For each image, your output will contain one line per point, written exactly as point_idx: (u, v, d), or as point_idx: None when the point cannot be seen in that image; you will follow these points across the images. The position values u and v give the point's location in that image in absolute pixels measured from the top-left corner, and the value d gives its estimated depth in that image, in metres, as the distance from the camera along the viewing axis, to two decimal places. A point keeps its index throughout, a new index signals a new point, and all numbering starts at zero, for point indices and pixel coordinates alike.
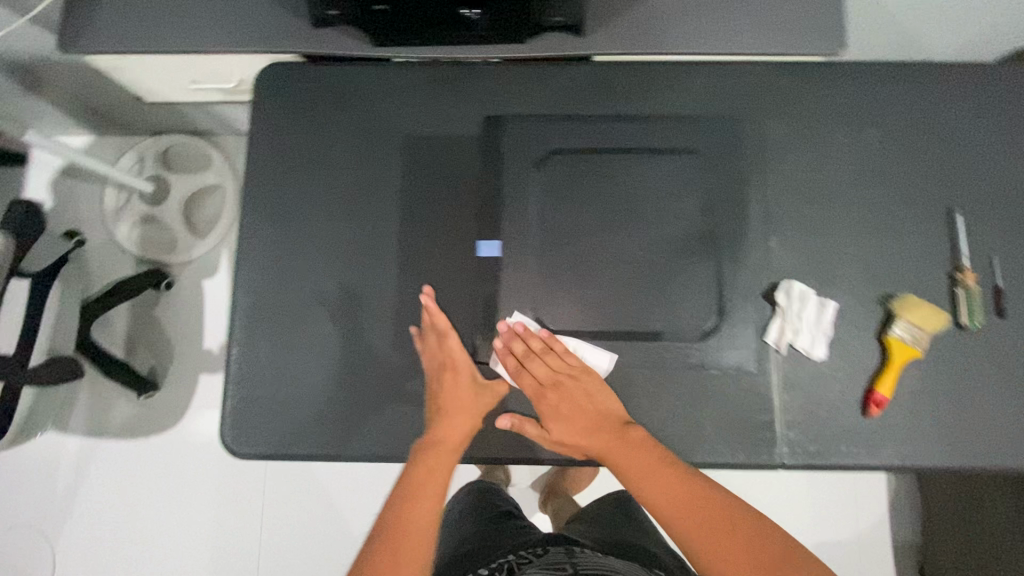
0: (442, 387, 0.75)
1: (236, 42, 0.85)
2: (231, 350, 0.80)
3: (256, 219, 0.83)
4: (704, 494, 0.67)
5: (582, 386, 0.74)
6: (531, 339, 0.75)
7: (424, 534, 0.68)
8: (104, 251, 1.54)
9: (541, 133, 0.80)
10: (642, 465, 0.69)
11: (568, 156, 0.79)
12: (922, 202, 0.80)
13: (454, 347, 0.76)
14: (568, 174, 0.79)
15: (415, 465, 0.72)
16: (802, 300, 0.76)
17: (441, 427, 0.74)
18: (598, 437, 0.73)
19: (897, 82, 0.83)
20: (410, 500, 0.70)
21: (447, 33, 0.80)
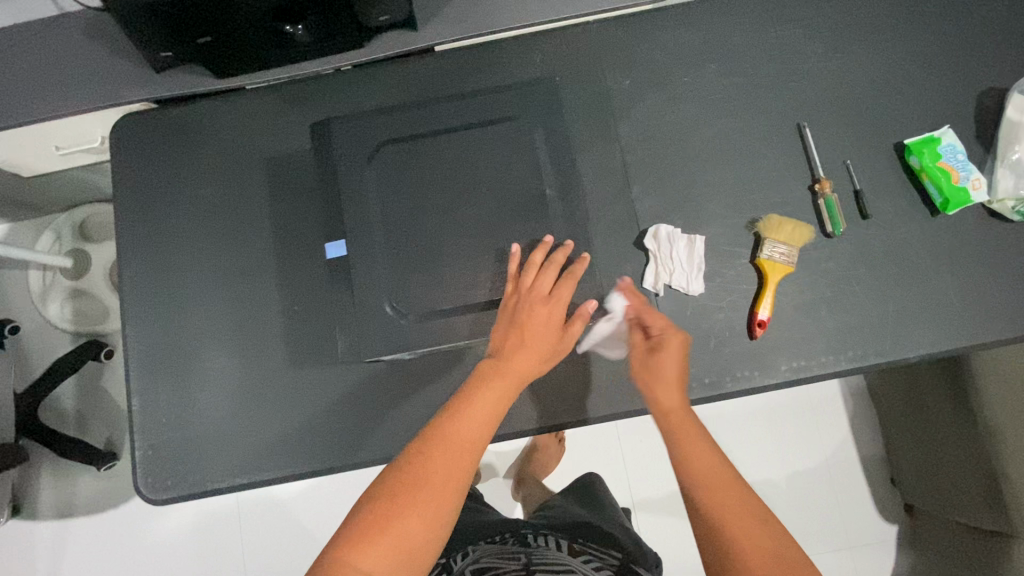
0: (539, 314, 0.64)
1: (89, 96, 0.86)
2: (138, 402, 0.80)
3: (137, 268, 0.84)
4: (736, 485, 0.65)
5: (676, 357, 0.71)
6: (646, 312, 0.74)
7: (475, 440, 0.62)
8: (41, 331, 1.54)
9: (365, 129, 0.68)
10: (699, 446, 0.67)
11: (396, 147, 0.68)
12: (771, 128, 0.83)
13: (567, 292, 0.64)
14: (402, 168, 0.67)
15: (476, 384, 0.64)
16: (671, 239, 0.78)
17: (518, 358, 0.64)
18: (676, 403, 0.70)
19: (727, 13, 0.85)
20: (463, 425, 0.62)
21: (283, 54, 0.82)
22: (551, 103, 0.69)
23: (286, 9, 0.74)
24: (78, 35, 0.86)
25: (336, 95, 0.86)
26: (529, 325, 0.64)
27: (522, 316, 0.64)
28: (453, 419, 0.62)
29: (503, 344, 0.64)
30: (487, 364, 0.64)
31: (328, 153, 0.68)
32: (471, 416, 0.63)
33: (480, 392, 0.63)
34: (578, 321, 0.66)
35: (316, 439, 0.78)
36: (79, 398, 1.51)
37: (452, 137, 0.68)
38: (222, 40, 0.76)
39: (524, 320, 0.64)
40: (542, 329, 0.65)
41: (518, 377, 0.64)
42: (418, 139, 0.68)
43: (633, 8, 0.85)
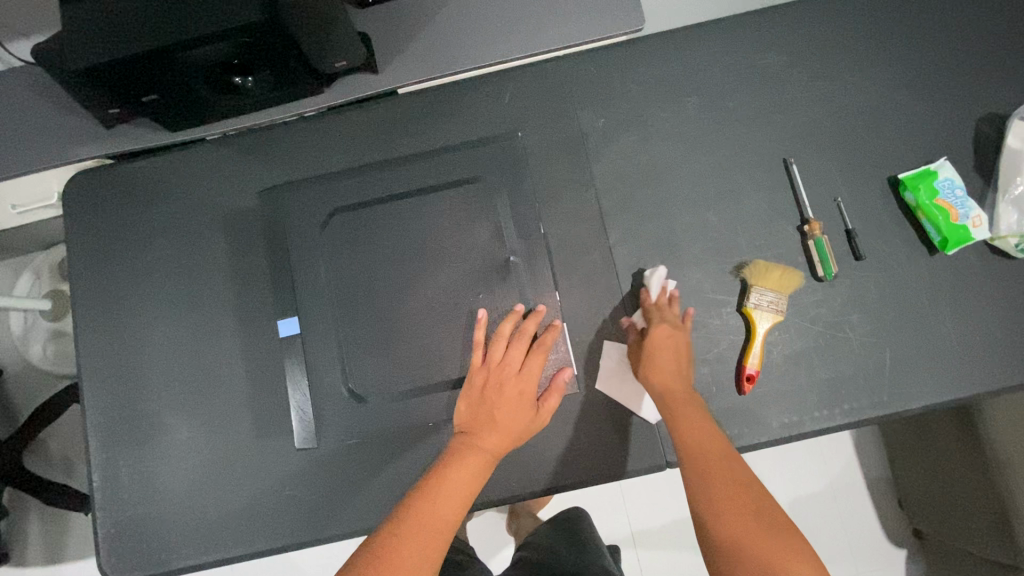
0: (509, 390, 0.60)
1: (35, 155, 0.82)
2: (97, 477, 0.77)
3: (94, 335, 0.80)
4: (732, 455, 0.63)
5: (674, 340, 0.69)
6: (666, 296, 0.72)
7: (448, 523, 0.56)
8: (25, 374, 1.51)
9: (318, 197, 0.66)
10: (694, 418, 0.66)
11: (349, 214, 0.65)
12: (754, 165, 0.78)
13: (538, 366, 0.61)
14: (354, 236, 0.64)
15: (447, 462, 0.59)
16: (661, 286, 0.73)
17: (489, 431, 0.59)
18: (672, 380, 0.68)
19: (706, 42, 0.80)
20: (437, 503, 0.56)
21: (238, 105, 0.78)
22: (511, 160, 0.66)
23: (231, 63, 0.70)
24: (23, 93, 0.82)
25: (297, 145, 0.82)
26: (500, 397, 0.59)
27: (492, 393, 0.60)
28: (425, 497, 0.56)
29: (473, 420, 0.60)
30: (459, 441, 0.60)
31: (279, 221, 0.65)
32: (445, 493, 0.57)
33: (454, 468, 0.58)
34: (552, 395, 0.62)
35: (284, 514, 0.74)
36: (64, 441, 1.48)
37: (410, 200, 0.65)
38: (167, 96, 0.73)
39: (496, 396, 0.60)
40: (512, 405, 0.60)
41: (491, 454, 0.59)
42: (373, 205, 0.65)
43: (603, 42, 0.80)
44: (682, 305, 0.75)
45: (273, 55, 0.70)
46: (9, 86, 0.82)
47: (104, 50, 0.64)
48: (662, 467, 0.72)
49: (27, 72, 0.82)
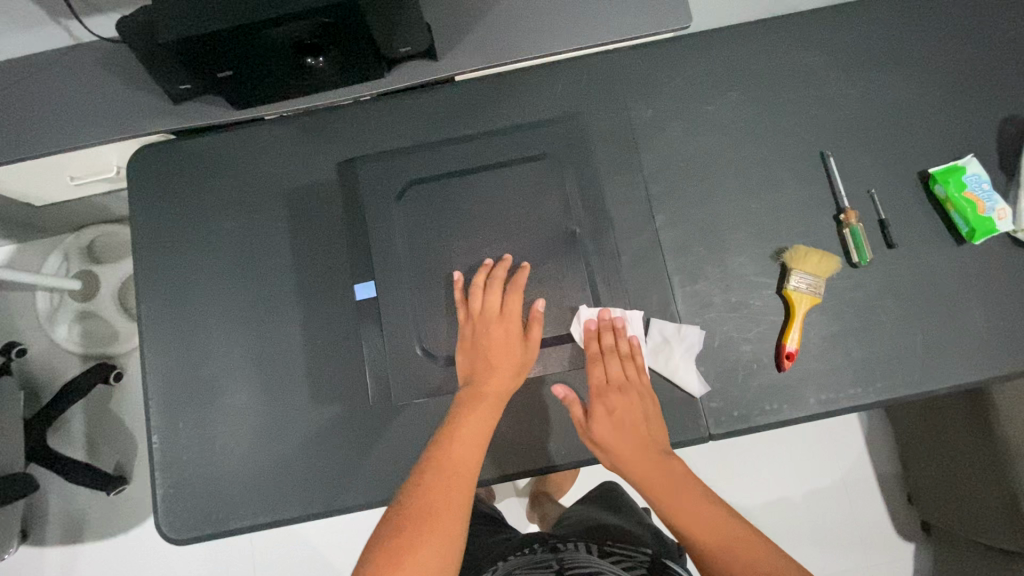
0: (495, 333, 0.66)
1: (103, 127, 0.85)
2: (156, 439, 0.79)
3: (155, 302, 0.83)
4: (739, 538, 0.64)
5: (640, 401, 0.70)
6: (610, 332, 0.70)
7: (466, 466, 0.62)
8: (50, 354, 1.52)
9: (394, 167, 0.72)
10: (685, 502, 0.66)
11: (421, 186, 0.71)
12: (792, 157, 0.82)
13: (516, 301, 0.67)
14: (425, 205, 0.71)
15: (457, 413, 0.65)
16: (586, 324, 0.70)
17: (491, 374, 0.65)
18: (642, 460, 0.68)
19: (749, 41, 0.85)
20: (454, 447, 0.63)
21: (306, 86, 0.81)
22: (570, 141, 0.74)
23: (305, 42, 0.73)
24: (95, 68, 0.85)
25: (356, 125, 0.85)
26: (492, 342, 0.66)
27: (482, 340, 0.66)
28: (444, 449, 0.63)
29: (472, 370, 0.66)
30: (463, 394, 0.66)
31: (357, 192, 0.72)
32: (459, 439, 0.63)
33: (463, 417, 0.64)
34: (534, 324, 0.68)
35: (339, 478, 0.76)
36: (88, 421, 1.49)
37: (480, 177, 0.72)
38: (240, 73, 0.76)
39: (489, 341, 0.66)
40: (503, 349, 0.66)
41: (495, 396, 0.65)
42: (444, 177, 0.71)
43: (651, 38, 0.85)
44: (725, 286, 0.79)
45: (346, 36, 0.74)
46: (80, 61, 0.86)
47: (191, 24, 0.67)
48: (705, 439, 0.76)
49: (99, 48, 0.85)
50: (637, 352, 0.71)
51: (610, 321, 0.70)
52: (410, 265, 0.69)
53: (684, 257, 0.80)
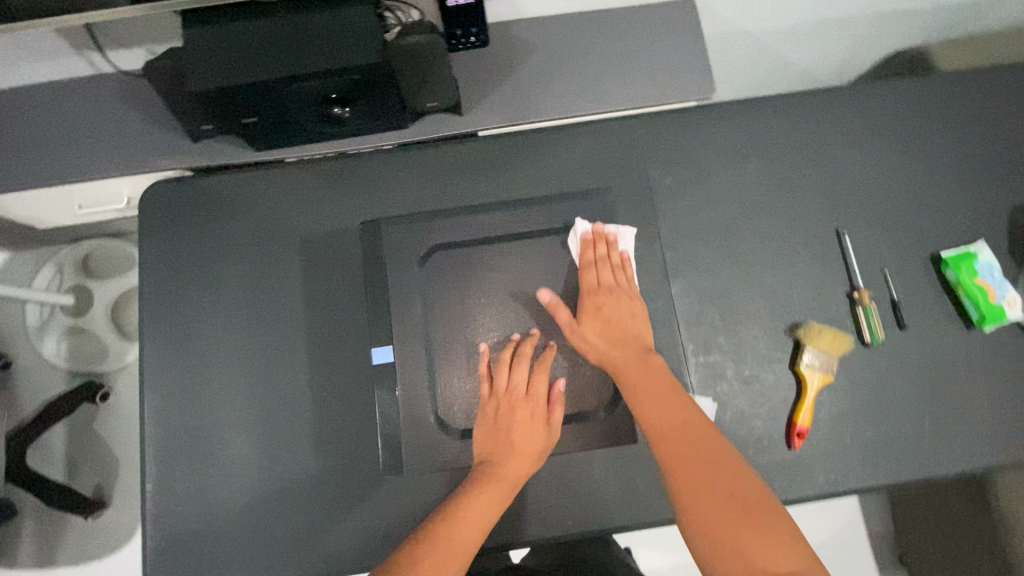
0: (521, 416, 0.68)
1: (118, 160, 0.83)
2: (150, 486, 0.77)
3: (158, 342, 0.81)
4: (695, 428, 0.65)
5: (626, 305, 0.73)
6: (604, 244, 0.75)
7: (466, 547, 0.62)
8: (34, 369, 1.47)
9: (422, 232, 0.76)
10: (654, 393, 0.68)
11: (446, 253, 0.76)
12: (807, 231, 0.83)
13: (543, 383, 0.70)
14: (450, 270, 0.75)
15: (470, 491, 0.66)
16: (583, 233, 0.76)
17: (509, 458, 0.67)
18: (620, 352, 0.71)
19: (770, 114, 0.87)
20: (462, 525, 0.63)
21: (328, 133, 0.81)
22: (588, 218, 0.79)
23: (334, 95, 0.73)
24: (115, 101, 0.85)
25: (375, 170, 0.84)
26: (513, 420, 0.68)
27: (506, 420, 0.68)
28: (449, 522, 0.63)
29: (493, 448, 0.68)
30: (481, 473, 0.67)
31: (382, 254, 0.75)
32: (468, 518, 0.64)
33: (476, 496, 0.65)
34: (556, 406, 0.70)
35: (337, 538, 0.74)
36: (69, 440, 1.45)
37: (501, 245, 0.76)
38: (265, 120, 0.75)
39: (512, 421, 0.68)
40: (525, 432, 0.69)
41: (509, 482, 0.67)
42: (468, 244, 0.76)
43: (674, 105, 0.86)
44: (739, 359, 0.79)
45: (375, 90, 0.73)
46: (100, 93, 0.85)
47: (222, 75, 0.67)
48: None
49: (120, 80, 0.85)
50: (627, 260, 0.76)
51: (605, 237, 0.76)
52: (431, 328, 0.73)
53: (698, 327, 0.80)
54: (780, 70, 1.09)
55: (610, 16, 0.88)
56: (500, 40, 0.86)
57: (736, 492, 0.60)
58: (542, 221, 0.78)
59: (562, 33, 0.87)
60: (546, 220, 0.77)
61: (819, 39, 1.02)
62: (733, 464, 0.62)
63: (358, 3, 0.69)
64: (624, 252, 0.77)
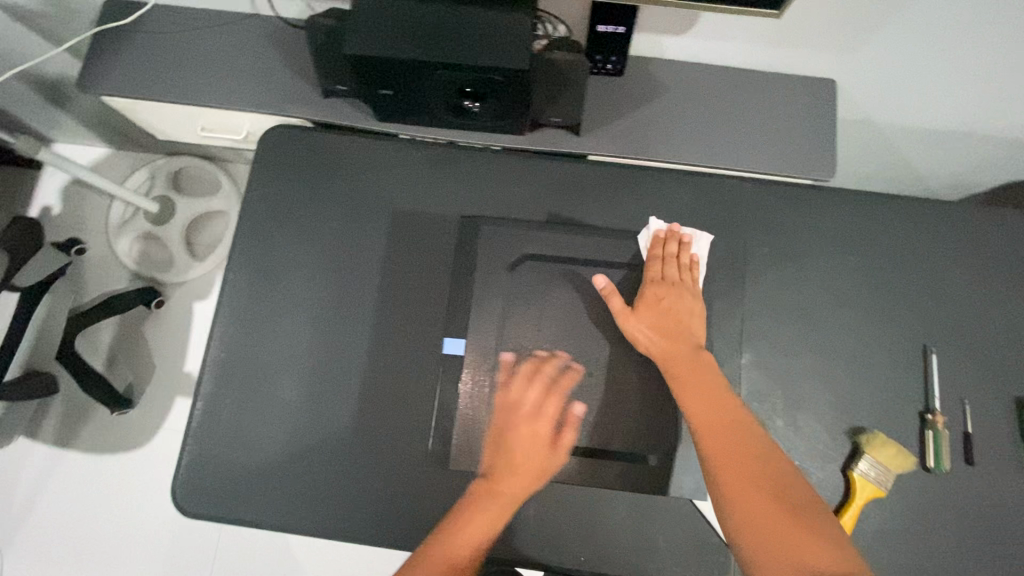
0: (521, 431, 0.69)
1: (252, 97, 0.87)
2: (199, 405, 0.80)
3: (242, 273, 0.84)
4: (737, 421, 0.66)
5: (688, 301, 0.75)
6: (675, 242, 0.78)
7: (466, 556, 0.64)
8: (105, 262, 1.55)
9: (512, 239, 0.79)
10: (701, 392, 0.68)
11: (537, 262, 0.79)
12: (895, 340, 0.81)
13: (554, 406, 0.70)
14: (538, 280, 0.78)
15: (468, 502, 0.68)
16: (655, 231, 0.80)
17: (506, 472, 0.68)
18: (673, 345, 0.72)
19: (884, 213, 0.85)
20: (460, 535, 0.65)
21: (449, 120, 0.83)
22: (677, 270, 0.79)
23: (470, 88, 0.75)
24: (264, 42, 0.89)
25: (483, 168, 0.86)
26: (518, 432, 0.70)
27: (507, 434, 0.70)
28: (447, 531, 0.65)
29: (493, 461, 0.69)
30: (479, 485, 0.68)
31: (473, 246, 0.80)
32: (466, 529, 0.65)
33: (471, 508, 0.67)
34: (567, 427, 0.70)
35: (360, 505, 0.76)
36: (117, 335, 1.52)
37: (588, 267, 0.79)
38: (399, 95, 0.78)
39: (519, 433, 0.70)
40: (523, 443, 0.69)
41: (507, 493, 0.68)
42: (549, 259, 0.79)
43: (790, 179, 0.85)
44: (792, 448, 0.77)
45: (509, 94, 0.75)
46: (252, 31, 0.89)
47: (377, 45, 0.69)
48: None
49: (274, 24, 0.89)
50: (697, 264, 0.78)
51: (677, 236, 0.79)
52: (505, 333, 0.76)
53: (760, 403, 0.78)
54: (894, 170, 1.07)
55: (750, 77, 0.87)
56: (637, 74, 0.87)
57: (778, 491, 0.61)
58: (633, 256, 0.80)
59: (698, 82, 0.87)
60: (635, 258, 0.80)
61: (947, 149, 0.99)
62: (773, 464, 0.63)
63: (518, 7, 0.70)
64: (695, 255, 0.79)
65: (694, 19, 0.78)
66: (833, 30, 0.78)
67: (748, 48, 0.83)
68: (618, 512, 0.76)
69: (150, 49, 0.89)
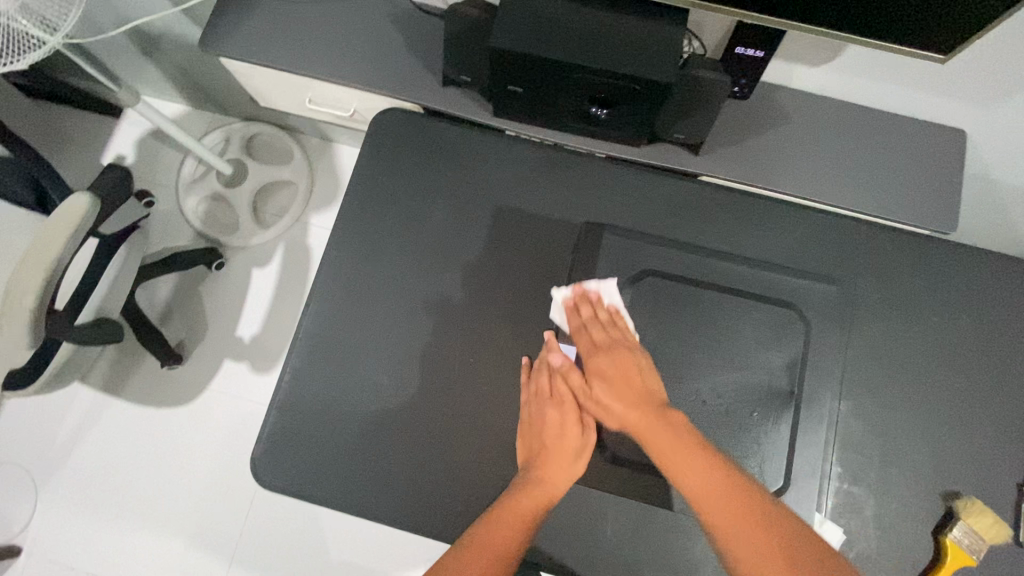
0: (549, 415, 0.69)
1: (370, 75, 0.87)
2: (287, 376, 0.80)
3: (341, 253, 0.84)
4: (730, 481, 0.57)
5: (629, 360, 0.68)
6: (587, 303, 0.74)
7: (508, 534, 0.61)
8: (172, 217, 1.56)
9: (633, 255, 0.78)
10: (680, 455, 0.60)
11: (657, 281, 0.77)
12: (1000, 406, 0.78)
13: (564, 383, 0.70)
14: (657, 300, 0.76)
15: (512, 490, 0.66)
16: (564, 301, 0.75)
17: (546, 456, 0.68)
18: (633, 412, 0.64)
19: (1002, 274, 0.82)
20: (500, 512, 0.63)
21: (568, 123, 0.82)
22: (785, 305, 0.77)
23: (603, 95, 0.74)
24: (387, 23, 0.88)
25: (593, 175, 0.85)
26: (536, 420, 0.70)
27: (537, 420, 0.70)
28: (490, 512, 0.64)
29: (535, 451, 0.69)
30: (522, 473, 0.68)
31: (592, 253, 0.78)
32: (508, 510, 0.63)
33: (512, 490, 0.65)
34: (589, 410, 0.71)
35: (437, 496, 0.76)
36: (174, 291, 1.51)
37: (701, 291, 0.77)
38: (527, 93, 0.76)
39: (530, 417, 0.71)
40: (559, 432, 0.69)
41: (547, 477, 0.66)
42: (663, 275, 0.77)
43: (907, 227, 0.83)
44: (883, 503, 0.75)
45: (641, 106, 0.74)
46: (377, 9, 0.89)
47: (523, 42, 0.68)
48: None
49: (400, 7, 0.89)
50: (618, 316, 0.73)
51: (587, 294, 0.74)
52: None
53: (854, 453, 0.76)
54: (998, 233, 1.03)
55: (877, 119, 0.85)
56: (762, 99, 0.85)
57: (792, 551, 0.53)
58: (746, 285, 0.78)
59: (824, 115, 0.85)
60: (746, 287, 0.78)
61: None
62: (774, 515, 0.55)
63: (666, 20, 0.69)
64: (611, 304, 0.74)
65: (836, 51, 0.76)
66: (981, 82, 0.75)
67: (884, 87, 0.81)
68: (699, 543, 0.74)
69: (274, 17, 0.89)
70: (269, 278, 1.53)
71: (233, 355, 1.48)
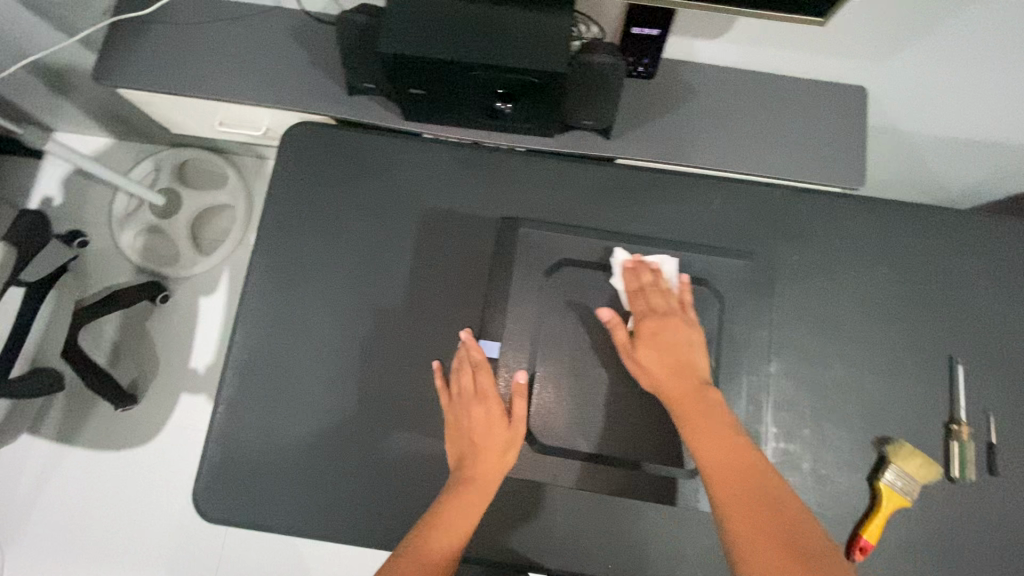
0: (476, 413, 0.70)
1: (274, 92, 0.85)
2: (223, 406, 0.78)
3: (265, 275, 0.82)
4: (748, 462, 0.60)
5: (685, 336, 0.69)
6: (649, 270, 0.74)
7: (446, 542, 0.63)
8: (109, 254, 1.51)
9: (556, 245, 0.80)
10: (709, 429, 0.63)
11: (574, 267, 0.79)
12: (922, 350, 0.81)
13: (487, 380, 0.71)
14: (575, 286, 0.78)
15: (445, 496, 0.67)
16: (623, 263, 0.76)
17: (477, 457, 0.68)
18: (676, 382, 0.67)
19: (913, 224, 0.85)
20: (436, 520, 0.64)
21: (478, 120, 0.82)
22: (705, 277, 0.79)
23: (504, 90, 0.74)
24: (286, 37, 0.86)
25: (510, 169, 0.85)
26: (462, 421, 0.71)
27: (464, 420, 0.70)
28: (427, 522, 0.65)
29: (466, 452, 0.69)
30: (455, 476, 0.68)
31: (512, 246, 0.80)
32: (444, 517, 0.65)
33: (447, 497, 0.66)
34: (517, 398, 0.71)
35: (388, 506, 0.76)
36: (119, 330, 1.46)
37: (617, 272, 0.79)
38: (430, 95, 0.76)
39: (456, 418, 0.71)
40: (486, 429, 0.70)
41: (478, 479, 0.67)
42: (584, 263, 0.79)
43: (818, 186, 0.85)
44: (818, 457, 0.77)
45: (543, 97, 0.74)
46: (275, 23, 0.87)
47: (413, 45, 0.68)
48: None
49: (298, 20, 0.87)
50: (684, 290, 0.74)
51: (649, 264, 0.75)
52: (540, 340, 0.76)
53: (788, 413, 0.78)
54: (915, 182, 1.07)
55: (780, 85, 0.87)
56: (668, 76, 0.86)
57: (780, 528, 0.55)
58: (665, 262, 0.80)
59: (729, 87, 0.86)
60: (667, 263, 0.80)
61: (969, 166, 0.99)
62: (786, 500, 0.58)
63: (557, 8, 0.69)
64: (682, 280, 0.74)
65: (729, 23, 0.78)
66: (869, 40, 0.77)
67: (781, 54, 0.83)
68: (648, 518, 0.76)
69: (168, 41, 0.87)
70: (218, 305, 1.50)
71: (190, 387, 1.45)
